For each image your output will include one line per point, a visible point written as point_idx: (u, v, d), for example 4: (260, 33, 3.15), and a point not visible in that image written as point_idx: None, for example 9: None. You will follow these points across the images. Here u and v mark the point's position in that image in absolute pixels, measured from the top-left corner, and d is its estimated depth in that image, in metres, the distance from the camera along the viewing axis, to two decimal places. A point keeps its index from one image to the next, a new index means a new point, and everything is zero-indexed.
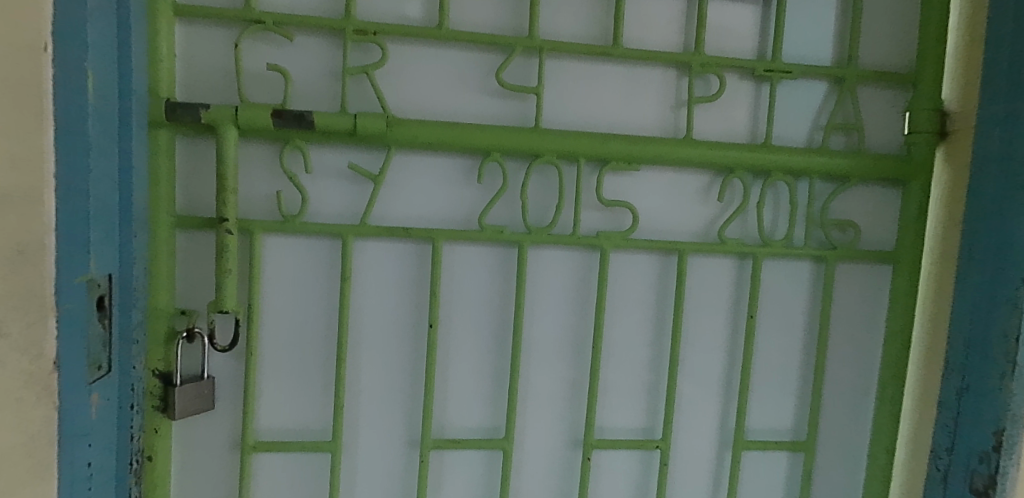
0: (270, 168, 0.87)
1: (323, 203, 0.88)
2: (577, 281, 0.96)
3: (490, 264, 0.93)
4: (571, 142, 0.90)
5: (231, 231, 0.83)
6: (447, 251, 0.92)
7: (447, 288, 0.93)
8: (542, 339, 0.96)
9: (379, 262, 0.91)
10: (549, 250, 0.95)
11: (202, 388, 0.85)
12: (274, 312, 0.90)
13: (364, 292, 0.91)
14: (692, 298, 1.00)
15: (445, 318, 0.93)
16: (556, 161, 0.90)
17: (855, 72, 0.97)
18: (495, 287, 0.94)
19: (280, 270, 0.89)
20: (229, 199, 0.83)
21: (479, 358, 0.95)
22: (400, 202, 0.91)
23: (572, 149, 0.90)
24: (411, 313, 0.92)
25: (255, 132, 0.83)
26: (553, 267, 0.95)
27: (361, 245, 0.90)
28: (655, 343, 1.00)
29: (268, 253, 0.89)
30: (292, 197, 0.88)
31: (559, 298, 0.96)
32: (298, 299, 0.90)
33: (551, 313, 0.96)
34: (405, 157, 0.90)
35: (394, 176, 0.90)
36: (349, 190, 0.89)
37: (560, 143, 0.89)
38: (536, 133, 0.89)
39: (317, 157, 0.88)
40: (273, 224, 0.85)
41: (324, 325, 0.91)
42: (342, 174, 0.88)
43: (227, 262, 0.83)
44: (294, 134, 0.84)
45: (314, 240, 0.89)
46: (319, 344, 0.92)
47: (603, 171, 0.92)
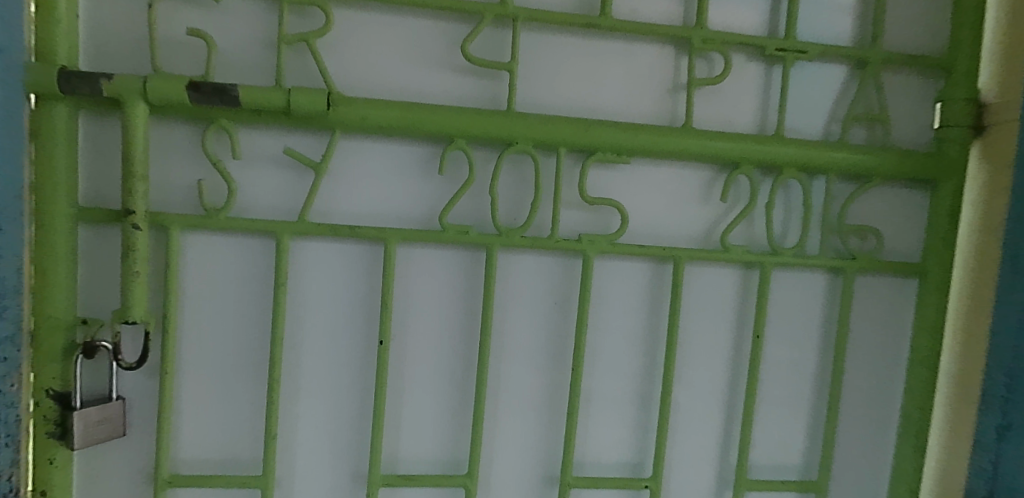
0: (191, 151, 0.73)
1: (255, 195, 0.75)
2: (556, 292, 0.82)
3: (454, 270, 0.80)
4: (550, 128, 0.76)
5: (139, 226, 0.70)
6: (402, 253, 0.78)
7: (402, 298, 0.79)
8: (514, 359, 0.83)
9: (321, 266, 0.77)
10: (524, 255, 0.81)
11: (107, 411, 0.73)
12: (197, 323, 0.77)
13: (303, 300, 0.77)
14: (689, 314, 0.87)
15: (400, 333, 0.80)
16: (531, 151, 0.77)
17: (881, 54, 0.83)
18: (459, 298, 0.80)
19: (204, 274, 0.76)
20: (139, 188, 0.69)
21: (440, 379, 0.81)
22: (348, 195, 0.77)
23: (550, 136, 0.76)
24: (359, 326, 0.78)
25: (171, 109, 0.70)
26: (528, 275, 0.82)
27: (300, 244, 0.76)
28: (645, 365, 0.86)
29: (189, 253, 0.75)
30: (218, 187, 0.74)
31: (534, 311, 0.82)
32: (226, 308, 0.77)
33: (526, 329, 0.82)
34: (354, 143, 0.77)
35: (341, 165, 0.77)
36: (286, 180, 0.75)
37: (535, 130, 0.76)
38: (507, 117, 0.76)
39: (248, 141, 0.74)
40: (193, 218, 0.72)
41: (256, 338, 0.78)
42: (278, 161, 0.75)
43: (133, 264, 0.70)
44: (218, 111, 0.71)
45: (245, 238, 0.76)
46: (251, 361, 0.78)
47: (587, 164, 0.78)
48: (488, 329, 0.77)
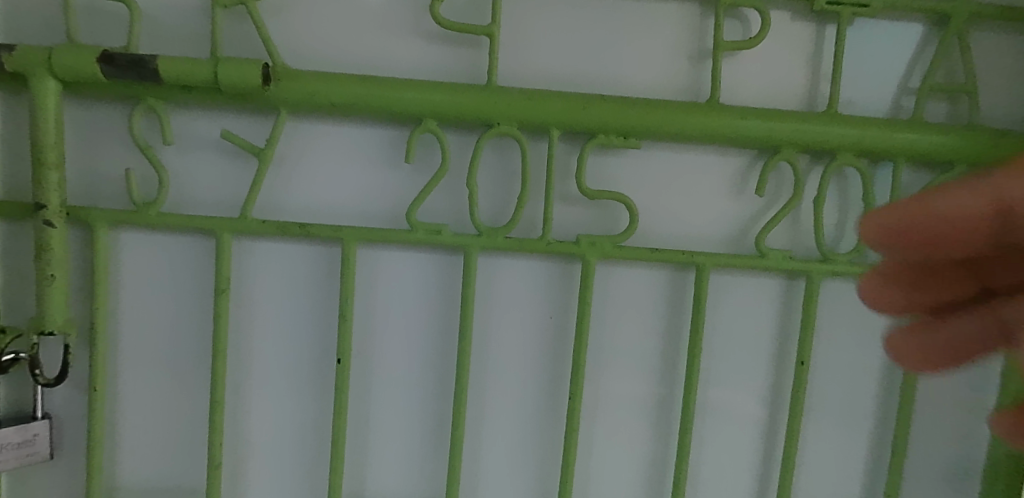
0: (120, 136, 0.63)
1: (194, 187, 0.64)
2: (552, 304, 0.69)
3: (428, 276, 0.67)
4: (540, 106, 0.62)
5: (54, 223, 0.59)
6: (364, 255, 0.67)
7: (366, 307, 0.67)
8: (502, 382, 0.70)
9: (272, 270, 0.66)
10: (511, 258, 0.68)
11: (31, 430, 0.64)
12: (132, 333, 0.67)
13: (251, 309, 0.67)
14: (716, 331, 0.71)
15: (364, 349, 0.68)
16: (517, 134, 0.63)
17: (967, 7, 0.65)
18: (434, 308, 0.68)
19: (139, 278, 0.66)
20: (52, 178, 0.59)
21: (413, 403, 0.69)
22: (301, 187, 0.66)
23: (539, 115, 0.63)
24: (317, 339, 0.67)
25: (88, 86, 0.59)
26: (517, 283, 0.68)
27: (245, 244, 0.66)
28: (661, 393, 0.71)
29: (123, 253, 0.65)
30: (150, 177, 0.64)
31: (524, 327, 0.69)
32: (164, 317, 0.67)
33: (514, 346, 0.69)
34: (308, 125, 0.65)
35: (291, 152, 0.65)
36: (229, 169, 0.64)
37: (521, 107, 0.62)
38: (487, 93, 0.62)
39: (184, 124, 0.64)
40: (119, 213, 0.61)
41: (200, 352, 0.67)
42: (219, 147, 0.64)
43: (47, 266, 0.59)
44: (142, 88, 0.60)
45: (185, 237, 0.66)
46: (196, 378, 0.68)
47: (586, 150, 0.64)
48: (465, 348, 0.64)
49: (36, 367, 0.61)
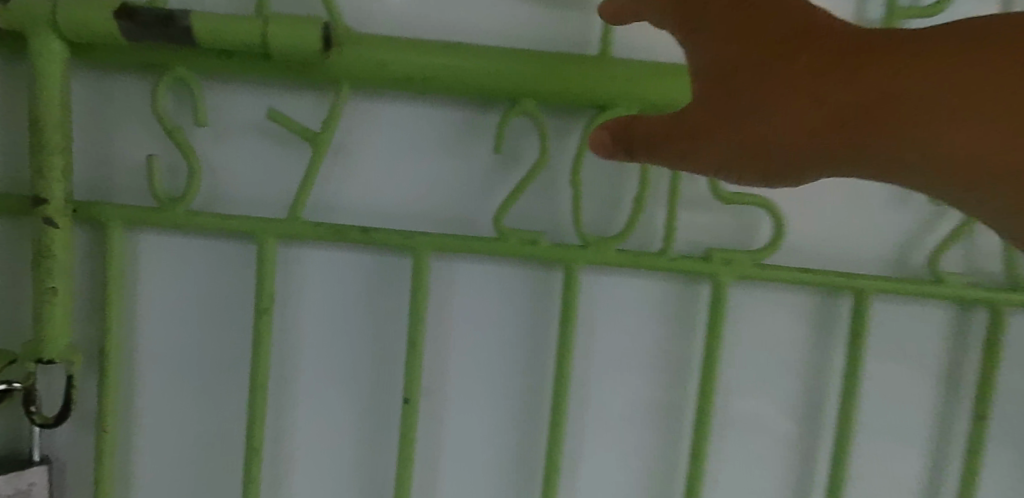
0: (141, 117, 0.50)
1: (230, 179, 0.51)
2: (669, 335, 0.55)
3: (514, 298, 0.54)
4: (669, 84, 0.49)
5: (57, 222, 0.46)
6: (438, 270, 0.53)
7: (437, 335, 0.54)
8: (603, 432, 0.56)
9: (324, 285, 0.53)
10: (621, 276, 0.54)
11: (26, 479, 0.51)
12: (149, 360, 0.54)
13: (296, 334, 0.53)
14: (872, 372, 0.57)
15: (435, 384, 0.55)
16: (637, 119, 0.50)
17: None
18: (523, 336, 0.54)
19: (160, 293, 0.53)
20: (56, 164, 0.46)
21: (492, 455, 0.56)
22: (362, 183, 0.53)
23: (668, 95, 0.49)
24: (377, 374, 0.54)
25: (102, 48, 0.47)
26: (625, 308, 0.54)
27: (292, 252, 0.52)
28: (803, 451, 0.57)
29: (142, 260, 0.53)
30: (176, 166, 0.51)
31: (633, 364, 0.55)
32: (188, 340, 0.54)
33: (620, 385, 0.55)
34: (371, 106, 0.52)
35: (350, 139, 0.52)
36: (273, 159, 0.51)
37: (644, 85, 0.49)
38: (601, 66, 0.49)
39: (220, 103, 0.50)
40: (141, 211, 0.49)
41: (231, 385, 0.54)
42: (262, 130, 0.51)
43: (47, 277, 0.47)
44: (169, 53, 0.47)
45: (218, 245, 0.53)
46: (227, 419, 0.55)
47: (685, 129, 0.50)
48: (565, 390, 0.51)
49: (31, 403, 0.48)
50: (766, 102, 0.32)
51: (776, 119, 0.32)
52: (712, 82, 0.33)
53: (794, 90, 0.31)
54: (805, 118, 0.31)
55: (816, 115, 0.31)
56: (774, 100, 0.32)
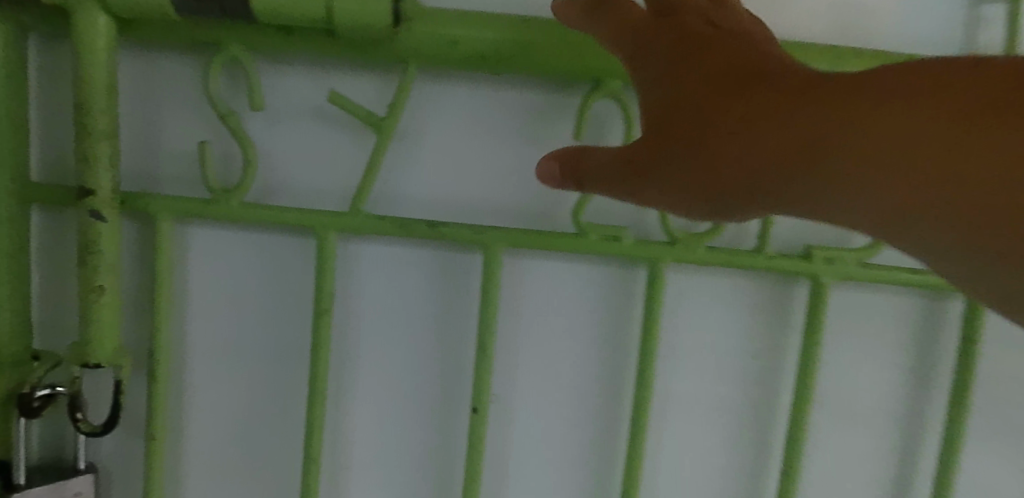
0: (191, 100, 0.46)
1: (286, 169, 0.47)
2: (759, 340, 0.50)
3: (593, 298, 0.49)
4: None
5: (103, 215, 0.42)
6: (510, 269, 0.49)
7: (508, 338, 0.50)
8: (684, 444, 0.51)
9: (386, 284, 0.49)
10: (710, 275, 0.49)
11: (71, 488, 0.47)
12: (199, 362, 0.50)
13: (356, 336, 0.49)
14: (982, 382, 0.52)
15: (504, 392, 0.50)
16: None
17: None
18: (601, 341, 0.50)
19: (210, 291, 0.49)
20: (102, 152, 0.42)
21: (564, 468, 0.51)
22: (428, 172, 0.48)
23: None
24: (443, 379, 0.50)
25: (151, 24, 0.43)
26: (712, 310, 0.50)
27: (352, 248, 0.48)
28: (901, 468, 0.52)
29: (191, 255, 0.49)
30: (229, 154, 0.47)
31: (719, 370, 0.51)
32: (240, 342, 0.50)
33: (705, 394, 0.51)
34: (439, 89, 0.47)
35: (416, 125, 0.48)
36: (334, 147, 0.47)
37: None
38: None
39: (276, 85, 0.46)
40: (192, 203, 0.45)
41: (284, 390, 0.50)
42: (321, 115, 0.47)
43: (94, 274, 0.43)
44: (223, 30, 0.43)
45: (273, 239, 0.49)
46: (282, 426, 0.51)
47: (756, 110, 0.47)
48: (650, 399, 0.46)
49: (77, 410, 0.45)
50: (712, 134, 0.30)
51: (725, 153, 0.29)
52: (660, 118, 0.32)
53: (727, 119, 0.29)
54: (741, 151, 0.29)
55: (756, 145, 0.29)
56: (710, 129, 0.30)
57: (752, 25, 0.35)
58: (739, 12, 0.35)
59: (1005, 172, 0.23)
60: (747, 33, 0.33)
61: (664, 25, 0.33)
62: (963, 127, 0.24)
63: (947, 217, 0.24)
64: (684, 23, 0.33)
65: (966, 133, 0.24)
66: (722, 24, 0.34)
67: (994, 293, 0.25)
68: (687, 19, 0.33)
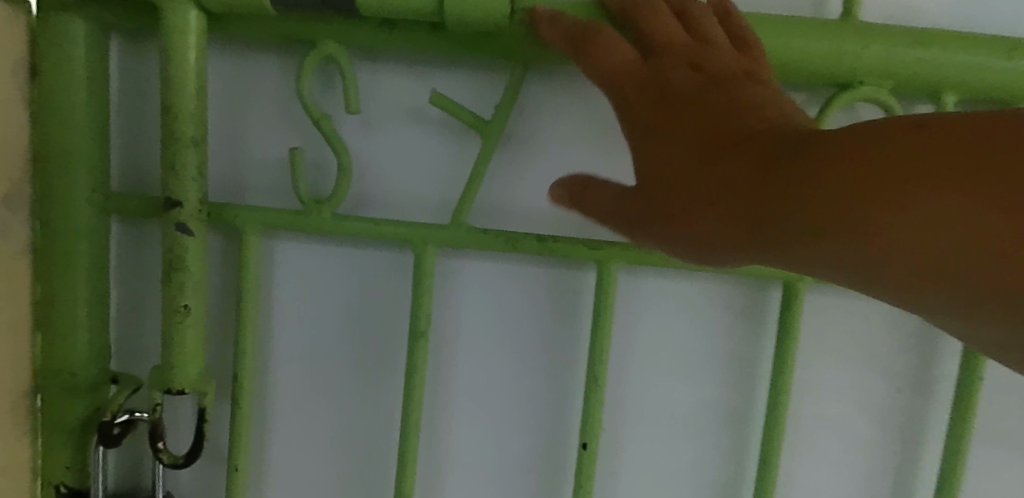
0: (281, 103, 0.43)
1: (381, 176, 0.44)
2: (906, 370, 0.44)
3: (715, 323, 0.44)
4: (932, 56, 0.39)
5: (190, 229, 0.38)
6: (626, 286, 0.44)
7: (620, 364, 0.45)
8: (815, 485, 0.46)
9: (486, 303, 0.44)
10: (852, 296, 0.44)
11: None
12: (283, 385, 0.46)
13: (453, 359, 0.45)
14: None
15: (615, 423, 0.45)
16: (886, 99, 0.41)
17: None
18: (725, 368, 0.44)
19: (297, 308, 0.45)
20: (190, 159, 0.38)
21: None
22: (535, 178, 0.44)
23: (930, 68, 0.40)
24: (549, 409, 0.45)
25: (242, 18, 0.39)
26: (853, 336, 0.44)
27: (451, 263, 0.44)
28: None
29: (277, 270, 0.45)
30: (321, 161, 0.43)
31: (857, 402, 0.45)
32: (327, 365, 0.46)
33: (842, 427, 0.45)
34: (550, 88, 0.43)
35: (523, 128, 0.43)
36: (433, 153, 0.43)
37: (899, 57, 0.40)
38: (847, 30, 0.40)
39: (371, 86, 0.43)
40: (281, 214, 0.41)
41: (373, 417, 0.46)
42: (420, 119, 0.43)
43: (178, 294, 0.38)
44: (320, 25, 0.39)
45: (364, 253, 0.44)
46: (369, 456, 0.47)
47: (899, 107, 0.41)
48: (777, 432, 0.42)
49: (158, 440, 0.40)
50: (690, 190, 0.29)
51: (700, 207, 0.29)
52: (646, 166, 0.32)
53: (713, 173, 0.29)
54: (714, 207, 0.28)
55: (732, 199, 0.28)
56: (697, 182, 0.29)
57: (740, 64, 0.34)
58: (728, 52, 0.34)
59: (967, 248, 0.22)
60: (731, 78, 0.32)
61: (646, 72, 0.33)
62: (903, 190, 0.23)
63: (906, 279, 0.24)
64: (665, 71, 0.33)
65: (920, 202, 0.23)
66: (705, 70, 0.33)
67: (968, 335, 0.24)
68: (669, 66, 0.33)
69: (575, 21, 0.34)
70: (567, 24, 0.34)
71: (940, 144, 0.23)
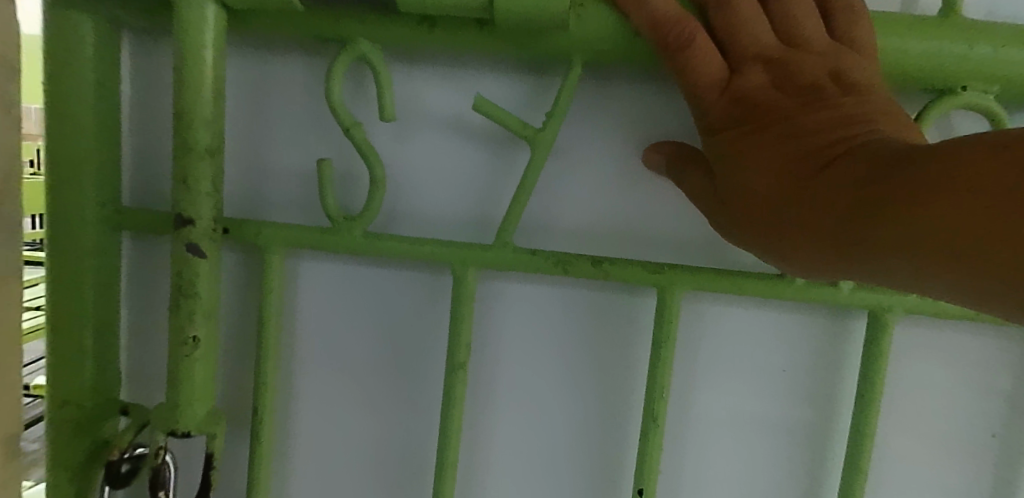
0: (308, 108, 0.39)
1: (416, 190, 0.39)
2: (1007, 411, 0.39)
3: (786, 356, 0.39)
4: None
5: (202, 250, 0.34)
6: (690, 313, 0.39)
7: (680, 399, 0.40)
8: None
9: (532, 328, 0.40)
10: (945, 327, 0.39)
11: None
12: (307, 416, 0.42)
13: (493, 391, 0.41)
14: None
15: (673, 463, 0.41)
16: (993, 105, 0.35)
17: None
18: (800, 406, 0.40)
19: (323, 332, 0.41)
20: (205, 171, 0.34)
21: None
22: (588, 191, 0.39)
23: None
24: (598, 449, 0.41)
25: (265, 14, 0.35)
26: (946, 371, 0.39)
27: (492, 285, 0.40)
28: None
29: (303, 290, 0.41)
30: (351, 171, 0.39)
31: (945, 446, 0.40)
32: (354, 396, 0.42)
33: (932, 473, 0.40)
34: (606, 93, 0.39)
35: (574, 137, 0.39)
36: (474, 164, 0.39)
37: (1011, 60, 0.35)
38: (951, 30, 0.35)
39: (408, 90, 0.39)
40: (306, 232, 0.37)
41: (404, 452, 0.42)
42: (461, 126, 0.39)
43: (191, 322, 0.34)
44: (352, 23, 0.34)
45: (397, 275, 0.40)
46: (399, 496, 0.42)
47: (1008, 114, 0.36)
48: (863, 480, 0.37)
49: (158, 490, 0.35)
50: (755, 203, 0.29)
51: (764, 219, 0.29)
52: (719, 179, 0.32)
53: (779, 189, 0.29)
54: (776, 220, 0.29)
55: (791, 213, 0.28)
56: (763, 197, 0.29)
57: (829, 65, 0.32)
58: (819, 54, 0.32)
59: (998, 279, 0.21)
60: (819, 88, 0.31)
61: (730, 85, 0.32)
62: (934, 214, 0.23)
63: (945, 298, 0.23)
64: (748, 80, 0.32)
65: (953, 229, 0.22)
66: (791, 77, 0.31)
67: None
68: (752, 75, 0.32)
69: (671, 10, 0.32)
70: (660, 13, 0.32)
71: (990, 162, 0.22)
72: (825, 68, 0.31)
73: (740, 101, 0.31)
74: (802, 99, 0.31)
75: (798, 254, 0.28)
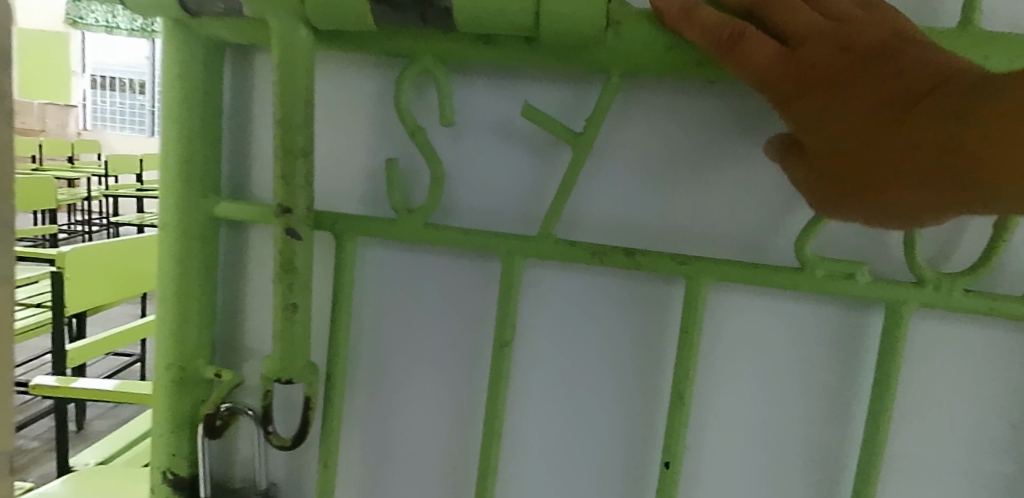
0: (377, 115, 0.45)
1: (471, 185, 0.45)
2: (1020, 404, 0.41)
3: (809, 342, 0.42)
4: None
5: (298, 233, 0.40)
6: (715, 302, 0.43)
7: (708, 380, 0.44)
8: None
9: (571, 311, 0.44)
10: (961, 322, 0.41)
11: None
12: (370, 386, 0.48)
13: (535, 368, 0.45)
14: None
15: (698, 440, 0.44)
16: None
17: None
18: (822, 390, 0.42)
19: (386, 311, 0.47)
20: (299, 167, 0.40)
21: None
22: (622, 189, 0.44)
23: None
24: (631, 423, 0.45)
25: (346, 34, 0.41)
26: (960, 363, 0.41)
27: (536, 272, 0.44)
28: None
29: (370, 274, 0.47)
30: (414, 169, 0.44)
31: (959, 433, 0.42)
32: (411, 368, 0.47)
33: (946, 460, 0.42)
34: (640, 101, 0.43)
35: (611, 141, 0.44)
36: (522, 163, 0.44)
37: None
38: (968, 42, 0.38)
39: (465, 98, 0.44)
40: (376, 222, 0.42)
41: (455, 420, 0.47)
42: (510, 130, 0.44)
43: (290, 292, 0.40)
44: (421, 40, 0.40)
45: (451, 262, 0.46)
46: (449, 459, 0.48)
47: None
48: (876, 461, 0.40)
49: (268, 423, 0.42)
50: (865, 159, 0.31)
51: (883, 171, 0.30)
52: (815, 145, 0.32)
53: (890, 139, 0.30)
54: (897, 169, 0.30)
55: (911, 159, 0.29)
56: (874, 150, 0.30)
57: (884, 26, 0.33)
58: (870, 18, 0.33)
59: None
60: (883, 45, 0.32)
61: (792, 61, 0.33)
62: None
63: None
64: (811, 51, 0.32)
65: None
66: (852, 36, 0.32)
67: None
68: (812, 47, 0.33)
69: (718, 18, 0.35)
70: (710, 22, 0.35)
71: None
72: (882, 27, 0.32)
73: (807, 72, 0.32)
74: (873, 54, 0.31)
75: (925, 197, 0.30)
